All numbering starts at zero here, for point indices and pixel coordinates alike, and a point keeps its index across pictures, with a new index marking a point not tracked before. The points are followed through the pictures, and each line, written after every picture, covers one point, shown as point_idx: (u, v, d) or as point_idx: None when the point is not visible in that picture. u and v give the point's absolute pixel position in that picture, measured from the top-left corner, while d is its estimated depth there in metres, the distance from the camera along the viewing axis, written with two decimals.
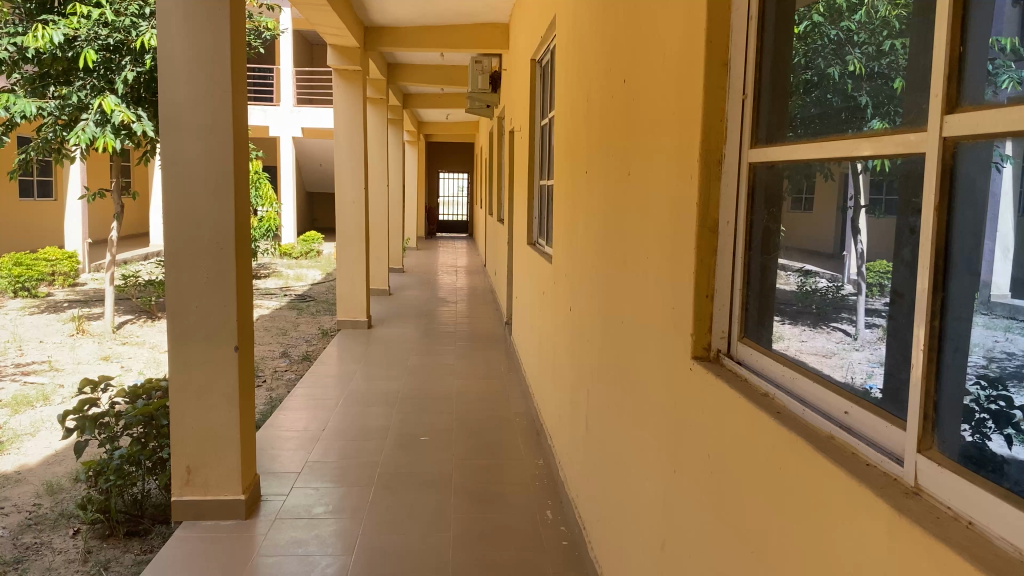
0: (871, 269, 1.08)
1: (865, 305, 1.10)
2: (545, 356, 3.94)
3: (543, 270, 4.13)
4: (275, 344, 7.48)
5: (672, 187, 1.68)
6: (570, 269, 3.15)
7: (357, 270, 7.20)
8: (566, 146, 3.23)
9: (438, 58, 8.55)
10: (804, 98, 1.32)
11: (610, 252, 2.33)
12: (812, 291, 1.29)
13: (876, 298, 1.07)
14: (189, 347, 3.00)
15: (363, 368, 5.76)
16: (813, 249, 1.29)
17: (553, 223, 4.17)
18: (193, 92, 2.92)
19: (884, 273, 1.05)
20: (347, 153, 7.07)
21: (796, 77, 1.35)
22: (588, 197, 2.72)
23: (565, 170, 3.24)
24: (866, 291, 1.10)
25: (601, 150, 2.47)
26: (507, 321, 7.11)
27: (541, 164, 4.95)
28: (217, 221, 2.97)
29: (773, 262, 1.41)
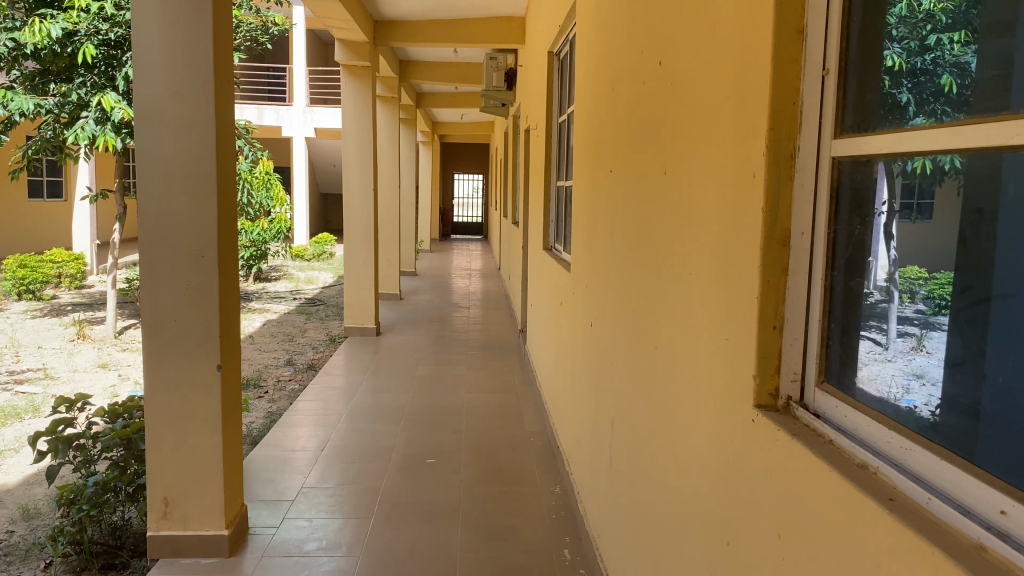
0: (902, 275, 0.99)
1: (896, 312, 1.01)
2: (562, 372, 3.61)
3: (561, 278, 3.81)
4: (280, 351, 7.19)
5: (724, 192, 1.35)
6: (591, 280, 2.83)
7: (366, 275, 6.89)
8: (586, 144, 2.92)
9: (452, 55, 8.24)
10: (900, 75, 1.02)
11: (639, 265, 2.01)
12: (857, 302, 1.09)
13: (907, 305, 0.98)
14: (167, 365, 2.70)
15: (370, 378, 5.46)
16: (853, 254, 1.10)
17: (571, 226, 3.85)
18: (171, 82, 2.61)
19: (915, 278, 0.97)
20: (355, 153, 6.76)
21: (892, 47, 1.04)
22: (613, 202, 2.41)
23: (585, 172, 2.94)
24: (896, 297, 1.00)
25: (629, 148, 2.16)
26: (523, 329, 6.78)
27: (558, 164, 4.64)
28: (198, 226, 2.66)
29: (864, 284, 1.07)
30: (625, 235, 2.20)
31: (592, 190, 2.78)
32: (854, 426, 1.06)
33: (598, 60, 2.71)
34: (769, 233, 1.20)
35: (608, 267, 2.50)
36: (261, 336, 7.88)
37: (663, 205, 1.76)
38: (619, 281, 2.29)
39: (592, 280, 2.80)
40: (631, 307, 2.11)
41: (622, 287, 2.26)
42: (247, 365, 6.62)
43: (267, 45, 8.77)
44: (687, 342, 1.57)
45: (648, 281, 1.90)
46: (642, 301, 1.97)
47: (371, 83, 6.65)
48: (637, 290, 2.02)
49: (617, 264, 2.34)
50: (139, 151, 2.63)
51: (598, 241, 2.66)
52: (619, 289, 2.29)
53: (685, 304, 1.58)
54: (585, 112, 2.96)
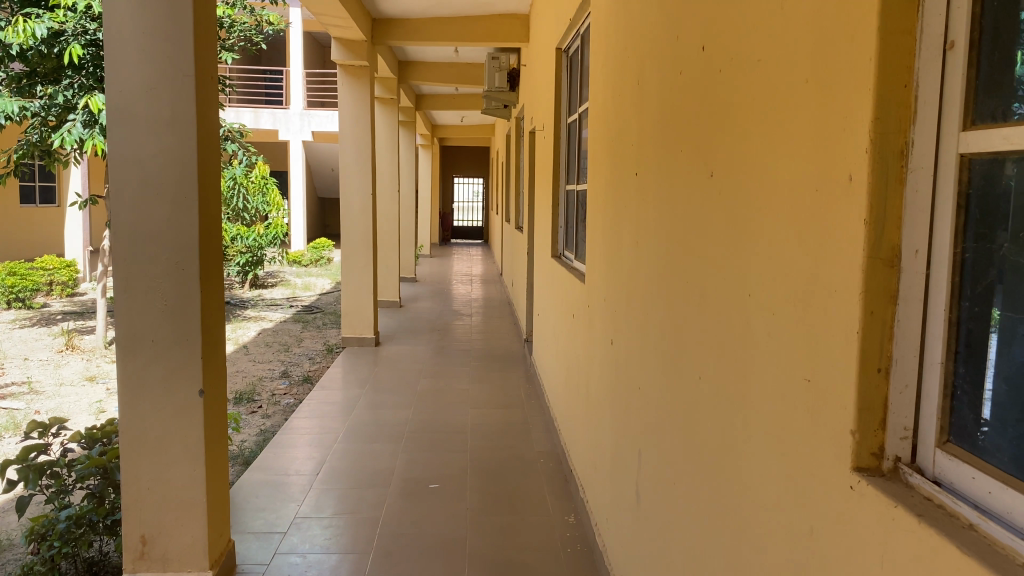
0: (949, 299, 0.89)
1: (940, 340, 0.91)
2: (576, 391, 3.35)
3: (573, 289, 3.56)
4: (276, 362, 6.93)
5: (803, 200, 1.10)
6: (612, 293, 2.57)
7: (364, 283, 6.63)
8: (604, 146, 2.67)
9: (452, 55, 8.00)
10: None
11: (676, 281, 1.76)
12: (981, 343, 0.86)
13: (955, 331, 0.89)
14: (145, 390, 2.44)
15: (369, 393, 5.21)
16: (983, 283, 0.86)
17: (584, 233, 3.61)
18: (148, 77, 2.35)
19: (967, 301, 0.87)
20: (353, 156, 6.50)
21: None
22: (639, 209, 2.17)
23: (604, 176, 2.69)
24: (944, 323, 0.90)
25: (660, 148, 1.91)
26: (527, 338, 6.53)
27: (568, 168, 4.40)
28: (178, 236, 2.41)
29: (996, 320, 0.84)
30: (657, 249, 1.95)
31: (613, 196, 2.53)
32: (1004, 507, 0.81)
33: (618, 54, 2.47)
34: (872, 253, 0.94)
35: (634, 282, 2.24)
36: (256, 346, 7.61)
37: (711, 213, 1.51)
38: (649, 299, 2.04)
39: (613, 294, 2.55)
40: (665, 329, 1.86)
41: (652, 305, 2.00)
42: (240, 377, 6.35)
43: (261, 45, 8.51)
44: (750, 379, 1.31)
45: (689, 301, 1.65)
46: (680, 323, 1.72)
47: (369, 84, 6.40)
48: (675, 310, 1.77)
49: (645, 278, 2.10)
50: (114, 154, 2.38)
51: (621, 251, 2.41)
52: (649, 307, 2.04)
53: (747, 334, 1.32)
54: (603, 111, 2.72)
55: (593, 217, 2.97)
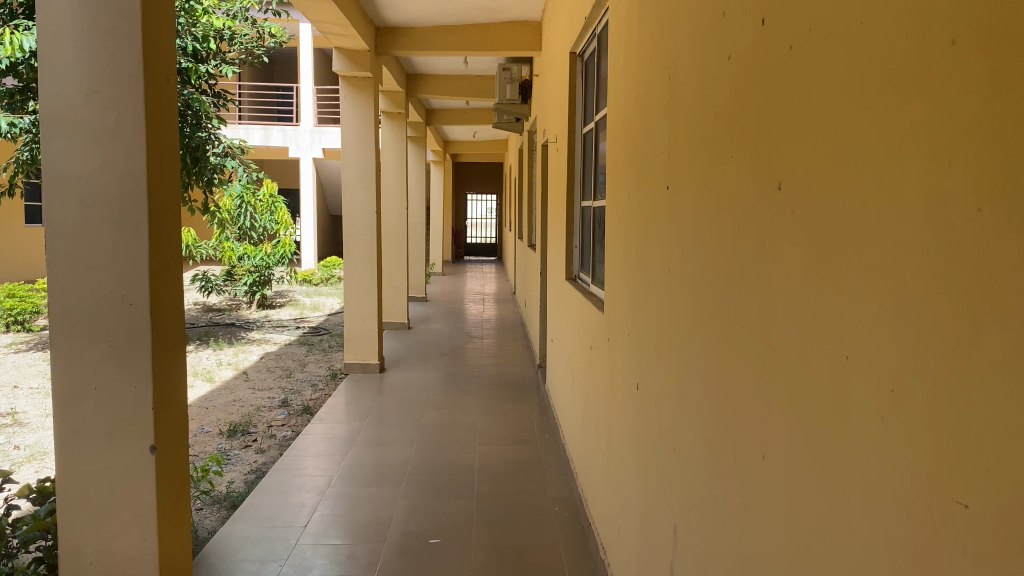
0: None
1: None
2: (595, 434, 2.97)
3: (590, 316, 3.18)
4: (276, 390, 6.56)
5: (952, 229, 0.73)
6: (637, 328, 2.18)
7: (369, 306, 6.24)
8: (628, 156, 2.30)
9: (462, 66, 7.67)
10: None
11: (727, 324, 1.38)
12: None
13: None
14: (89, 445, 2.08)
15: (370, 426, 4.83)
16: None
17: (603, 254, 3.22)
18: (87, 77, 2.00)
19: None
20: (356, 173, 6.12)
21: None
22: (671, 230, 1.79)
23: (626, 192, 2.32)
24: None
25: (702, 155, 1.54)
26: (542, 363, 6.13)
27: (583, 184, 4.02)
28: (125, 264, 2.04)
29: None
30: (698, 281, 1.57)
31: (637, 216, 2.16)
32: None
33: (643, 46, 2.10)
34: None
35: (666, 322, 1.86)
36: (257, 371, 7.23)
37: (780, 239, 1.13)
38: (688, 343, 1.66)
39: (639, 331, 2.17)
40: (712, 384, 1.47)
41: (692, 351, 1.62)
42: (236, 407, 5.98)
43: (262, 58, 8.18)
44: (853, 477, 0.92)
45: (748, 352, 1.27)
46: (735, 382, 1.34)
47: (373, 96, 6.06)
48: (727, 361, 1.38)
49: (682, 315, 1.71)
50: (50, 167, 2.03)
51: (648, 281, 2.03)
52: (688, 352, 1.66)
53: (846, 414, 0.94)
54: (625, 115, 2.34)
55: (613, 238, 2.59)
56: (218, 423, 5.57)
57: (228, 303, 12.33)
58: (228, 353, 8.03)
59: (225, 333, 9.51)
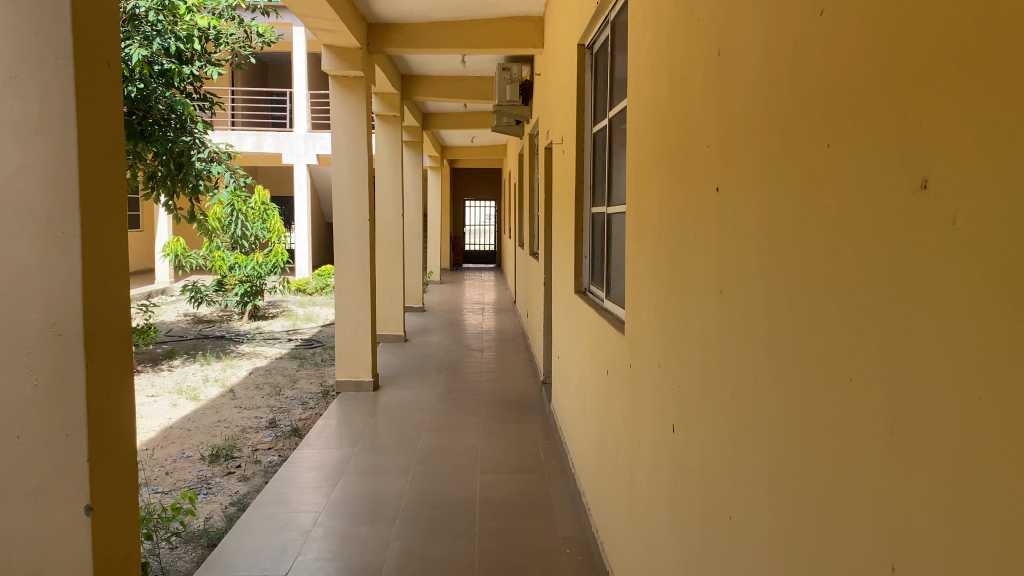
0: None
1: None
2: (615, 472, 2.61)
3: (605, 336, 2.83)
4: (264, 409, 6.19)
5: None
6: (672, 358, 1.83)
7: (362, 320, 5.87)
8: (657, 153, 1.95)
9: (459, 67, 7.32)
10: None
11: (828, 365, 1.02)
12: None
13: None
14: (14, 503, 1.73)
15: (362, 452, 4.46)
16: None
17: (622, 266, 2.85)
18: (6, 58, 1.66)
19: None
20: (347, 177, 5.74)
21: None
22: (724, 241, 1.44)
23: (654, 195, 1.98)
24: None
25: (776, 146, 1.19)
26: (546, 380, 5.77)
27: (593, 189, 3.67)
28: (55, 286, 1.69)
29: None
30: (773, 307, 1.22)
31: (670, 224, 1.81)
32: None
33: (678, 21, 1.75)
34: None
35: (717, 354, 1.50)
36: (244, 389, 6.85)
37: (930, 263, 0.79)
38: (754, 384, 1.31)
39: (674, 363, 1.81)
40: (800, 442, 1.11)
41: (762, 395, 1.27)
42: (221, 428, 5.59)
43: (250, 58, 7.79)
44: None
45: (871, 408, 0.91)
46: (844, 445, 0.98)
47: (366, 97, 5.70)
48: (828, 415, 1.02)
49: (743, 348, 1.36)
50: None
51: (688, 301, 1.68)
52: (756, 396, 1.30)
53: None
54: (653, 106, 1.99)
55: (636, 250, 2.24)
56: (201, 447, 5.18)
57: (219, 314, 11.95)
58: (215, 368, 7.65)
59: (214, 346, 9.14)
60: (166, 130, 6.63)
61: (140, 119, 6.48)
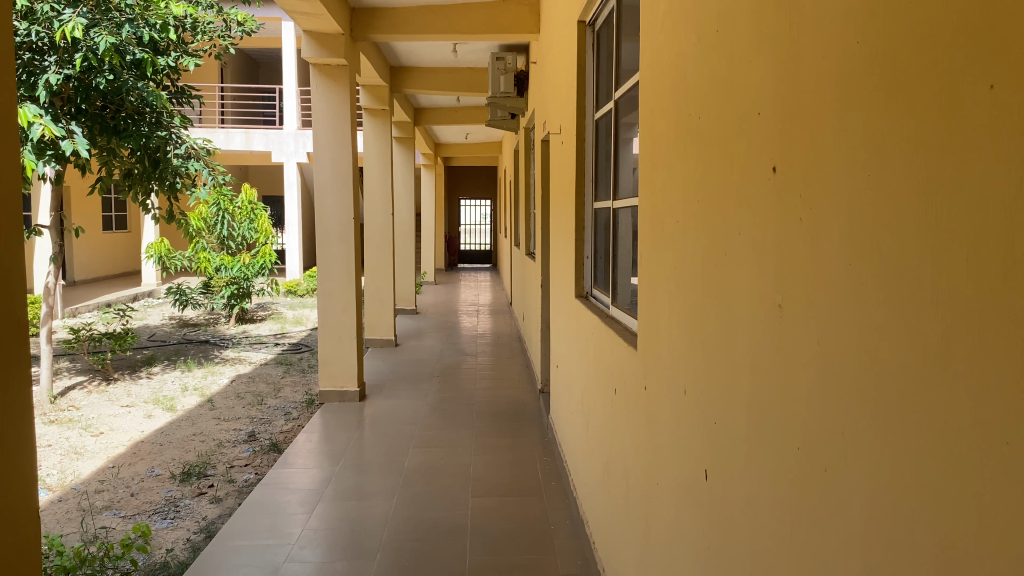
0: None
1: None
2: (625, 509, 2.25)
3: (613, 349, 2.47)
4: (244, 421, 5.81)
5: None
6: (704, 383, 1.47)
7: (346, 325, 5.48)
8: (681, 131, 1.59)
9: (451, 57, 6.95)
10: None
11: (984, 420, 0.67)
12: None
13: None
14: None
15: (344, 472, 4.09)
16: None
17: None
18: None
19: None
20: (330, 173, 5.35)
21: None
22: (785, 236, 1.08)
23: (677, 182, 1.62)
24: None
25: (876, 100, 0.83)
26: (544, 389, 5.41)
27: (596, 182, 3.31)
28: None
29: None
30: (873, 328, 0.85)
31: (702, 217, 1.45)
32: None
33: None
34: None
35: (772, 384, 1.14)
36: (224, 397, 6.47)
37: None
38: (836, 432, 0.94)
39: (706, 390, 1.45)
40: (922, 523, 0.76)
41: (851, 449, 0.91)
42: (196, 443, 5.21)
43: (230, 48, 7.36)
44: None
45: None
46: (1017, 548, 0.63)
47: (350, 87, 5.32)
48: (982, 492, 0.67)
49: (816, 381, 1.00)
50: None
51: (727, 313, 1.32)
52: (840, 448, 0.93)
53: None
54: (676, 75, 1.62)
55: (653, 251, 1.88)
56: (172, 463, 4.79)
57: (206, 317, 11.56)
58: (196, 376, 7.28)
59: (197, 351, 8.76)
60: (141, 125, 6.34)
61: (114, 113, 6.26)
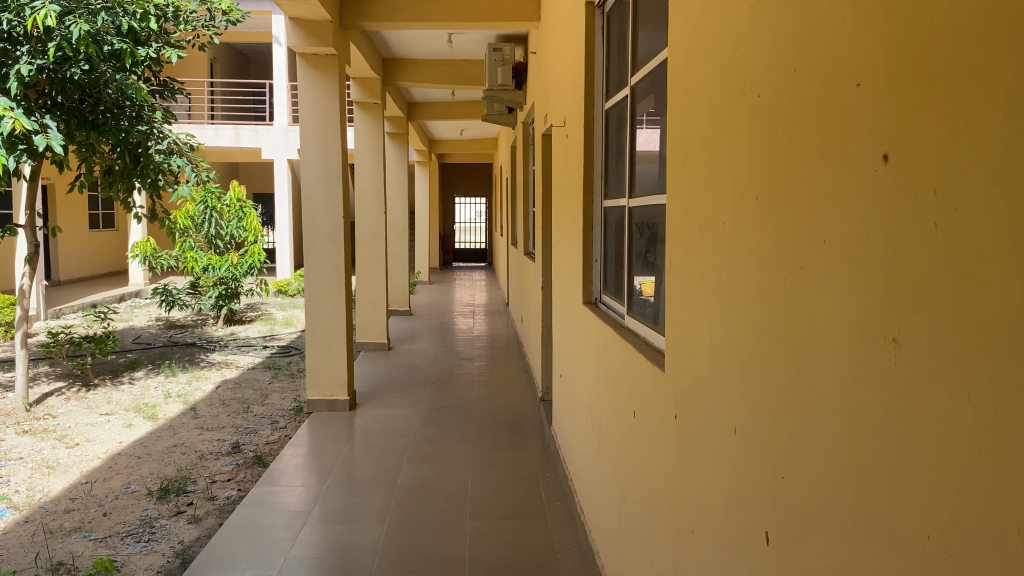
0: None
1: None
2: (646, 552, 1.97)
3: (631, 365, 2.19)
4: (228, 431, 5.51)
5: None
6: (766, 426, 1.18)
7: (336, 330, 5.20)
8: (731, 113, 1.31)
9: (446, 48, 6.66)
10: None
11: None
12: None
13: None
14: None
15: (333, 491, 3.81)
16: None
17: (658, 277, 2.20)
18: None
19: None
20: (318, 169, 5.05)
21: None
22: (902, 242, 0.81)
23: (725, 175, 1.34)
24: None
25: None
26: (545, 397, 5.14)
27: (606, 177, 3.03)
28: None
29: None
30: None
31: (763, 219, 1.17)
32: None
33: None
34: None
35: (878, 439, 0.86)
36: (208, 405, 6.17)
37: None
38: (1009, 522, 0.66)
39: (769, 432, 1.17)
40: None
41: None
42: (176, 455, 4.91)
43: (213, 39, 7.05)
44: None
45: None
46: None
47: (339, 77, 5.04)
48: None
49: (964, 446, 0.72)
50: None
51: (805, 342, 1.04)
52: (1015, 545, 0.65)
53: None
54: (723, 46, 1.35)
55: (684, 261, 1.61)
56: (149, 478, 4.49)
57: (193, 318, 11.24)
58: (179, 382, 6.97)
59: (183, 355, 8.45)
60: (120, 119, 6.04)
61: (92, 107, 5.96)
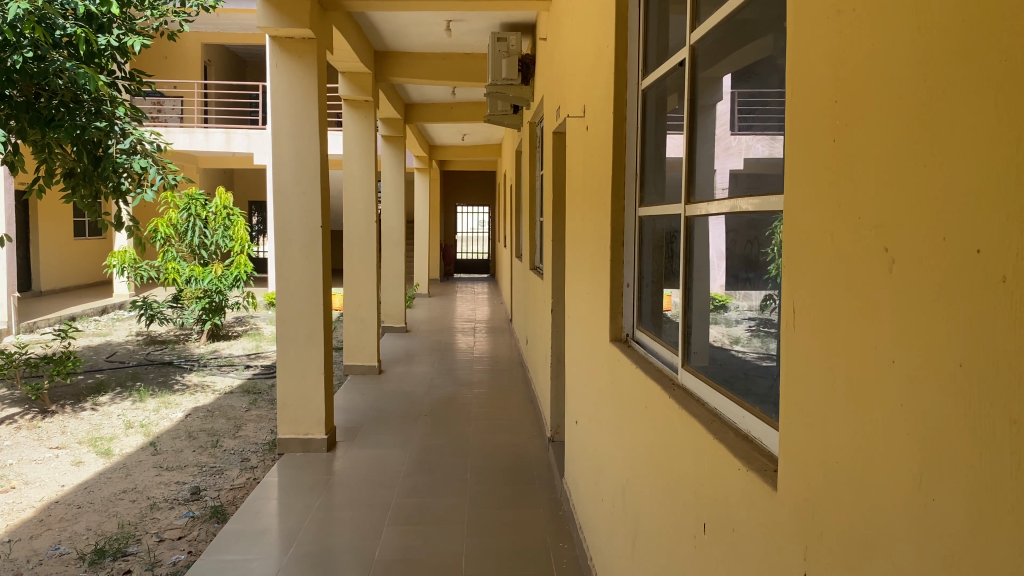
0: None
1: None
2: None
3: (697, 454, 1.47)
4: (189, 471, 4.79)
5: None
6: None
7: (312, 358, 4.49)
8: (1011, 20, 0.61)
9: (445, 38, 5.97)
10: None
11: None
12: None
13: None
14: None
15: (295, 564, 3.08)
16: None
17: (738, 323, 1.50)
18: None
19: None
20: (292, 172, 4.36)
21: None
22: None
23: (980, 157, 0.65)
24: None
25: None
26: (553, 437, 4.43)
27: (646, 178, 2.33)
28: None
29: None
30: None
31: None
32: None
33: None
34: None
35: None
36: (171, 439, 5.46)
37: None
38: None
39: None
40: None
41: None
42: (123, 504, 4.19)
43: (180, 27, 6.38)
44: None
45: None
46: None
47: (318, 66, 4.34)
48: None
49: None
50: None
51: None
52: None
53: None
54: None
55: (836, 320, 0.90)
56: (83, 538, 3.76)
57: (175, 333, 10.54)
58: (146, 410, 6.25)
59: (157, 375, 7.74)
60: (76, 115, 5.33)
61: (46, 102, 5.26)
